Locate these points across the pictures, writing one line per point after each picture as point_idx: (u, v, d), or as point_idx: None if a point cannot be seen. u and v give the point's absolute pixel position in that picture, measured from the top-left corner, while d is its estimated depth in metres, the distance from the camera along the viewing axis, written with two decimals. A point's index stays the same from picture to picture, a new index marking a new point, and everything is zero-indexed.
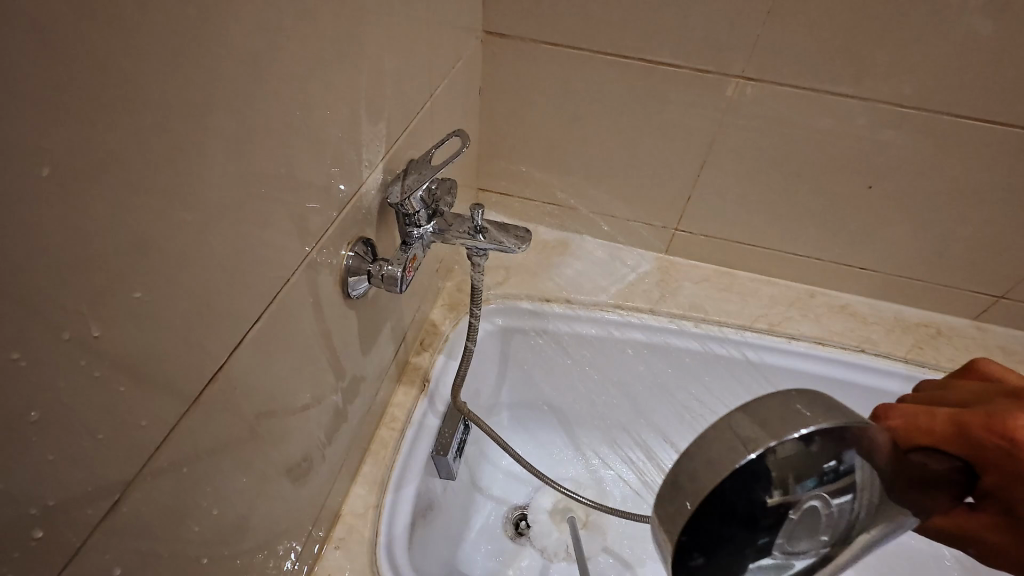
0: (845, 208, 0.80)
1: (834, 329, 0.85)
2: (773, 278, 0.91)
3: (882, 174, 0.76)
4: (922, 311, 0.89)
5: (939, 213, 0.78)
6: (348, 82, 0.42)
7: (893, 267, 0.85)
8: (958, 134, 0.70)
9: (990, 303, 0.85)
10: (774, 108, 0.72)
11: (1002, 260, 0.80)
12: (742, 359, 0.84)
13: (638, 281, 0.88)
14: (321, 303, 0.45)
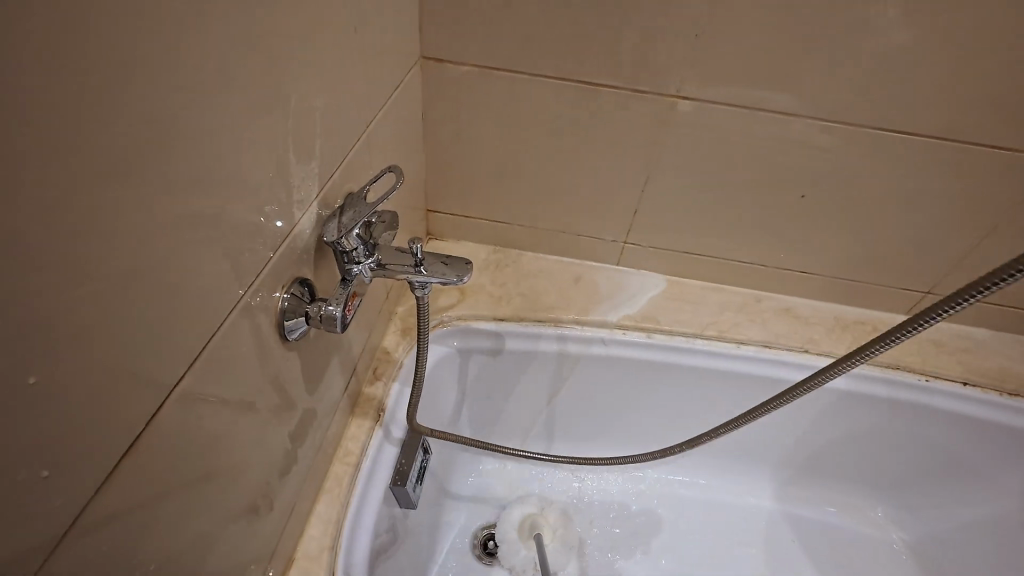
0: (782, 215, 0.84)
1: (780, 331, 0.88)
2: (720, 284, 0.94)
3: (812, 183, 0.79)
4: (859, 309, 0.93)
5: (868, 217, 0.82)
6: (275, 124, 0.41)
7: (829, 269, 0.89)
8: (880, 145, 0.73)
9: (921, 298, 0.90)
10: (708, 125, 0.75)
11: (928, 259, 0.85)
12: (694, 366, 0.86)
13: (591, 294, 0.89)
14: (259, 349, 0.44)
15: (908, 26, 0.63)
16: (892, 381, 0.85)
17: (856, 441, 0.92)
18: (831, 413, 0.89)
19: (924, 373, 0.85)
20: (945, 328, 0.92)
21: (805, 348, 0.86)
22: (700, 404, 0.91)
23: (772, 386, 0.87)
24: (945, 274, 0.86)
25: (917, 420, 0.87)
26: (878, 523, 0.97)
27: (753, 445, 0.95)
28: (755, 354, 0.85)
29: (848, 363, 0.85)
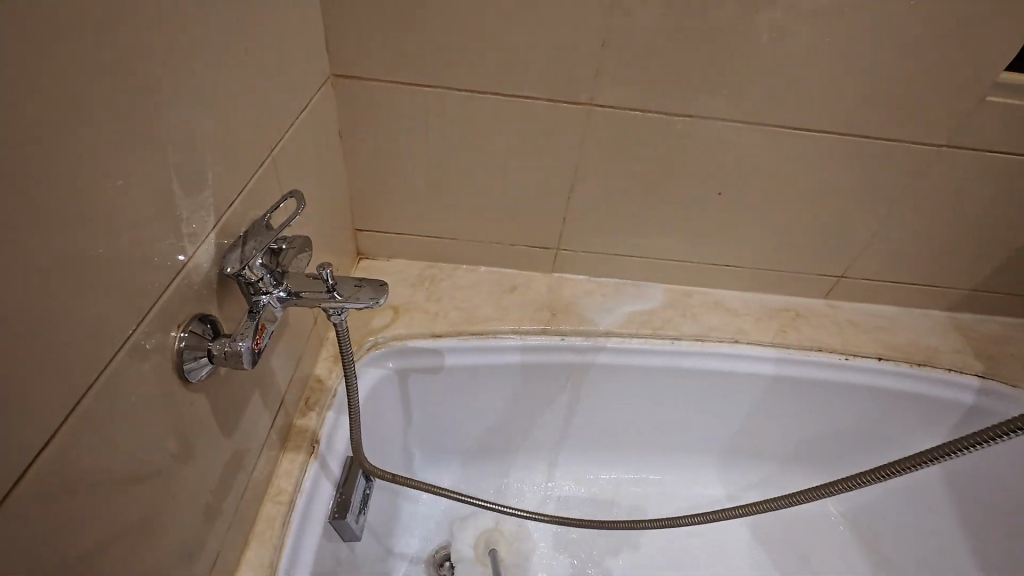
0: (703, 213, 0.87)
1: (712, 324, 0.91)
2: (652, 284, 0.96)
3: (725, 182, 0.83)
4: (783, 297, 0.98)
5: (781, 210, 0.87)
6: (163, 151, 0.38)
7: (751, 261, 0.93)
8: (784, 140, 0.78)
9: (836, 282, 0.96)
10: (623, 129, 0.77)
11: (839, 245, 0.91)
12: (633, 365, 0.88)
13: (526, 303, 0.90)
14: (161, 392, 0.40)
15: (795, 29, 0.67)
16: (818, 362, 0.90)
17: (791, 423, 0.96)
18: (766, 398, 0.93)
19: (844, 351, 0.91)
20: (858, 308, 0.98)
21: (735, 338, 0.89)
22: (644, 402, 0.93)
23: (708, 378, 0.90)
24: (853, 258, 0.93)
25: (843, 397, 0.92)
26: (817, 498, 1.02)
27: (696, 436, 0.98)
28: (689, 348, 0.88)
29: (777, 349, 0.89)
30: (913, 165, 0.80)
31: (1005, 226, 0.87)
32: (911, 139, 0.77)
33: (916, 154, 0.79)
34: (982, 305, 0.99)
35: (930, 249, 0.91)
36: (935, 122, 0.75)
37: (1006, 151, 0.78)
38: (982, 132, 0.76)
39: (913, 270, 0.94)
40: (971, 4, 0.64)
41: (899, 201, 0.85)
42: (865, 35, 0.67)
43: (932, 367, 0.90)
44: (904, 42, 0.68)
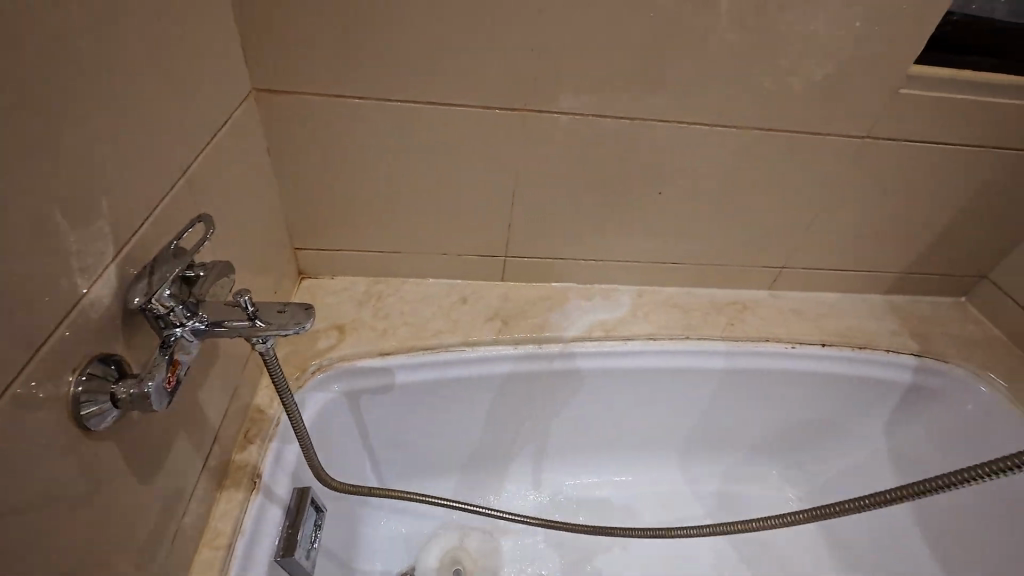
0: (646, 213, 0.88)
1: (663, 322, 0.92)
2: (602, 285, 0.97)
3: (664, 181, 0.84)
4: (729, 290, 1.00)
5: (721, 205, 0.89)
6: (50, 177, 0.35)
7: (696, 257, 0.95)
8: (717, 138, 0.80)
9: (778, 273, 0.99)
10: (560, 133, 0.77)
11: (778, 236, 0.94)
12: (587, 369, 0.88)
13: (477, 313, 0.88)
14: (60, 442, 0.36)
15: (718, 31, 0.69)
16: (768, 353, 0.92)
17: (747, 414, 0.98)
18: (721, 392, 0.94)
19: (792, 340, 0.93)
20: (801, 296, 1.01)
21: (686, 335, 0.90)
22: (602, 405, 0.93)
23: (662, 375, 0.91)
24: (793, 248, 0.96)
25: (793, 385, 0.95)
26: (776, 485, 1.04)
27: (657, 433, 0.99)
28: (641, 348, 0.88)
29: (727, 343, 0.91)
30: (839, 157, 0.84)
31: (927, 210, 0.92)
32: (835, 132, 0.80)
33: (842, 146, 0.82)
34: (914, 286, 1.03)
35: (862, 236, 0.95)
36: (856, 115, 0.78)
37: (921, 140, 0.82)
38: (900, 123, 0.80)
39: (849, 257, 0.98)
40: (878, 3, 0.68)
41: (830, 191, 0.88)
42: (784, 34, 0.70)
43: (874, 349, 0.94)
44: (821, 41, 0.71)
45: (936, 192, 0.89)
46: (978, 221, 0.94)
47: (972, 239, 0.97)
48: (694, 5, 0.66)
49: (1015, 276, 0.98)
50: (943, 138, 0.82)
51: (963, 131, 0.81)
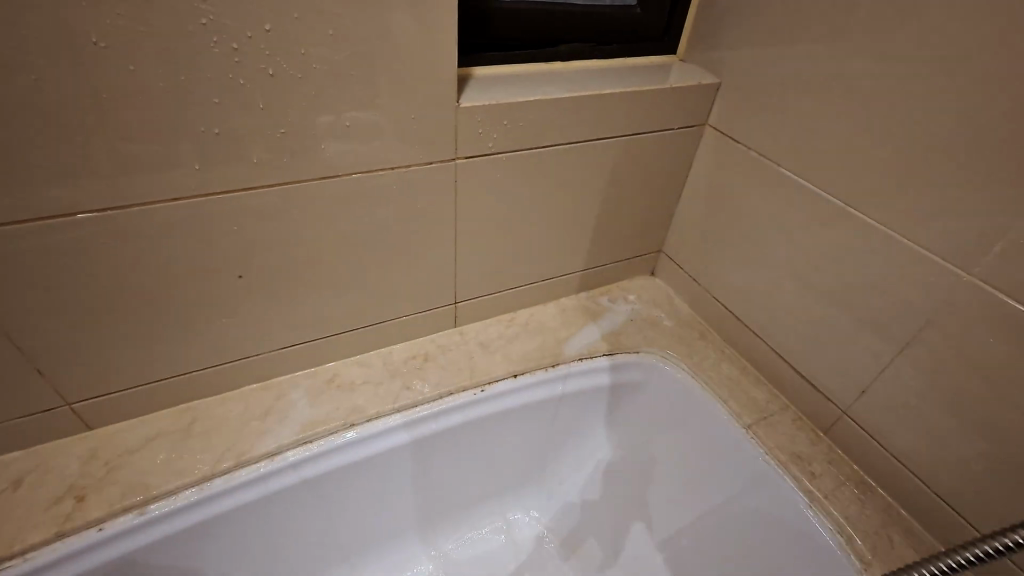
0: (245, 298, 0.70)
1: (320, 412, 0.76)
2: (245, 388, 0.79)
3: (244, 261, 0.67)
4: (409, 342, 0.88)
5: (338, 264, 0.73)
6: None
7: (348, 323, 0.80)
8: (276, 197, 0.63)
9: (455, 309, 0.88)
10: (31, 247, 0.55)
11: (432, 275, 0.82)
12: (223, 512, 0.69)
13: (32, 500, 0.63)
14: None
15: (166, 80, 0.51)
16: (454, 407, 0.81)
17: (461, 470, 0.87)
18: (416, 463, 0.82)
19: (479, 383, 0.83)
20: (491, 324, 0.93)
21: (349, 423, 0.76)
22: (277, 532, 0.76)
23: (333, 477, 0.76)
24: (456, 281, 0.85)
25: (495, 428, 0.86)
26: (523, 524, 0.96)
27: (368, 529, 0.84)
28: (289, 462, 0.71)
29: (402, 414, 0.78)
30: (445, 183, 0.73)
31: (575, 208, 0.86)
32: (420, 159, 0.69)
33: (440, 172, 0.71)
34: (601, 278, 1.00)
35: (525, 249, 0.87)
36: (432, 138, 0.67)
37: (525, 146, 0.74)
38: (486, 136, 0.71)
39: (522, 272, 0.90)
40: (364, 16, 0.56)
41: (460, 218, 0.77)
42: (270, 69, 0.55)
43: (565, 364, 0.87)
44: (327, 67, 0.57)
45: (574, 189, 0.83)
46: (627, 206, 0.91)
47: (631, 223, 0.94)
48: (101, 58, 0.48)
49: (679, 246, 0.98)
50: (545, 141, 0.75)
51: (560, 128, 0.75)
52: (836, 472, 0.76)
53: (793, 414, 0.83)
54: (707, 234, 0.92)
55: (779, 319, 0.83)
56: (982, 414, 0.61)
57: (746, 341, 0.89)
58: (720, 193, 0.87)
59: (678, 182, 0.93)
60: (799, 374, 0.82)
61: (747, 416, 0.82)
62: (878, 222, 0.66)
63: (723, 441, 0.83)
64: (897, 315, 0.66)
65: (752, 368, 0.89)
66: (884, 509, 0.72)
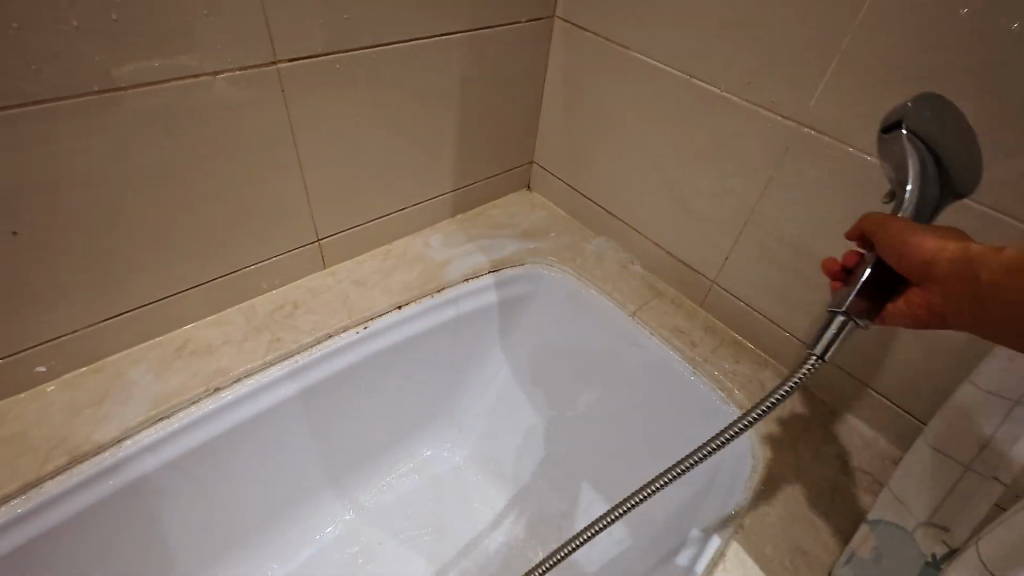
0: (34, 265, 0.56)
1: (173, 384, 0.66)
2: (69, 375, 0.65)
3: (20, 216, 0.52)
4: (273, 292, 0.78)
5: (151, 208, 0.60)
6: None
7: (190, 280, 0.69)
8: (39, 124, 0.49)
9: (320, 247, 0.80)
10: None
11: (280, 211, 0.71)
12: (69, 518, 0.58)
13: None
14: None
15: None
16: (336, 350, 0.75)
17: (357, 417, 0.82)
18: (305, 418, 0.76)
19: (360, 320, 0.77)
20: (364, 259, 0.85)
21: (212, 388, 0.66)
22: (150, 526, 0.66)
23: (206, 451, 0.67)
24: (312, 215, 0.75)
25: (388, 365, 0.81)
26: (436, 458, 0.94)
27: (264, 500, 0.77)
28: (143, 444, 0.61)
29: (275, 367, 0.70)
30: (269, 94, 0.61)
31: (432, 119, 0.79)
32: (230, 65, 0.57)
33: (259, 80, 0.60)
34: (476, 197, 0.96)
35: (385, 170, 0.79)
36: (239, 37, 0.56)
37: (358, 45, 0.65)
38: (308, 31, 0.60)
39: (388, 197, 0.83)
40: None
41: (297, 137, 0.67)
42: None
43: (448, 287, 0.83)
44: None
45: (426, 96, 0.76)
46: (490, 113, 0.86)
47: (497, 132, 0.90)
48: None
49: (549, 152, 0.97)
50: (381, 38, 0.66)
51: (397, 22, 0.66)
52: (713, 336, 0.81)
53: (672, 293, 0.87)
54: (573, 134, 0.91)
55: (648, 207, 0.85)
56: (824, 253, 0.66)
57: (622, 235, 0.91)
58: (579, 89, 0.86)
59: (536, 84, 0.90)
60: (672, 256, 0.85)
61: (630, 305, 0.84)
62: (722, 88, 0.68)
63: (612, 332, 0.84)
64: (747, 177, 0.70)
65: (631, 260, 0.92)
66: (755, 361, 0.78)
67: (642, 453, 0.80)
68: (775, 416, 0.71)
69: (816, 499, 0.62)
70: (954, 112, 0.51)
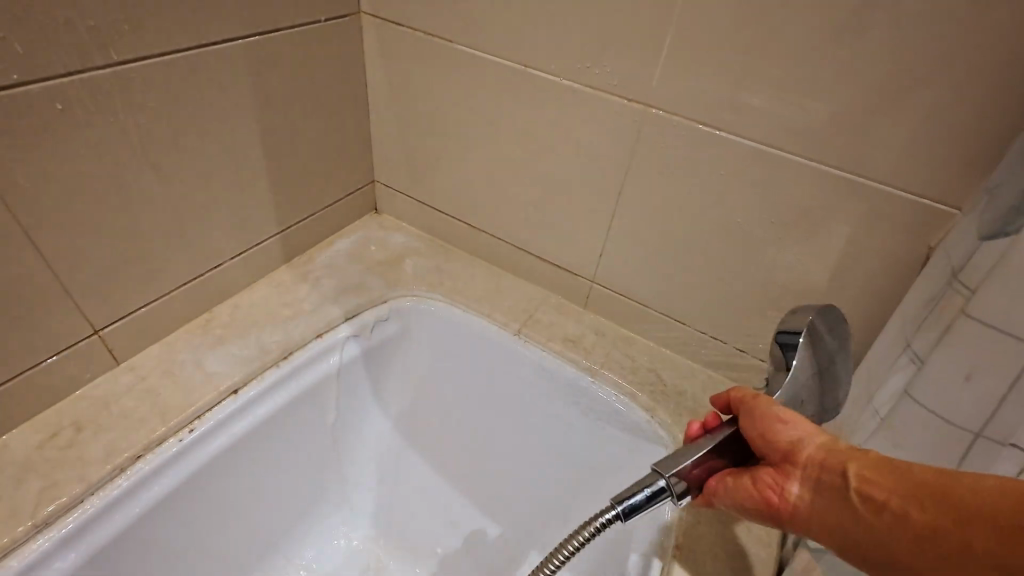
0: None
1: None
2: None
3: None
4: (41, 416, 0.57)
5: None
6: None
7: None
8: None
9: (101, 338, 0.59)
10: None
11: (17, 308, 0.51)
12: None
13: None
14: None
15: None
16: (153, 474, 0.56)
17: (205, 546, 0.64)
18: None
19: (179, 426, 0.59)
20: (175, 341, 0.66)
21: None
22: None
23: None
24: (74, 301, 0.55)
25: (235, 467, 0.64)
26: (327, 554, 0.79)
27: None
28: None
29: (58, 527, 0.50)
30: None
31: (228, 150, 0.63)
32: None
33: None
34: (315, 233, 0.81)
35: (176, 224, 0.61)
36: None
37: (83, 66, 0.47)
38: None
39: (189, 256, 0.64)
40: None
41: (11, 203, 0.47)
42: None
43: (295, 354, 0.68)
44: None
45: (211, 122, 0.60)
46: (306, 134, 0.72)
47: (322, 155, 0.76)
48: None
49: (390, 169, 0.84)
50: (118, 53, 0.49)
51: (136, 30, 0.50)
52: (604, 338, 0.76)
53: (554, 301, 0.80)
54: (412, 144, 0.80)
55: (510, 214, 0.77)
56: (694, 236, 0.63)
57: (490, 248, 0.82)
58: (407, 92, 0.75)
59: (357, 92, 0.77)
60: (545, 261, 0.78)
61: (513, 323, 0.76)
62: (559, 76, 0.62)
63: (497, 359, 0.76)
64: (604, 168, 0.65)
65: (505, 273, 0.83)
66: (649, 355, 0.74)
67: (554, 482, 0.74)
68: (680, 412, 0.67)
69: None
70: (786, 76, 0.50)
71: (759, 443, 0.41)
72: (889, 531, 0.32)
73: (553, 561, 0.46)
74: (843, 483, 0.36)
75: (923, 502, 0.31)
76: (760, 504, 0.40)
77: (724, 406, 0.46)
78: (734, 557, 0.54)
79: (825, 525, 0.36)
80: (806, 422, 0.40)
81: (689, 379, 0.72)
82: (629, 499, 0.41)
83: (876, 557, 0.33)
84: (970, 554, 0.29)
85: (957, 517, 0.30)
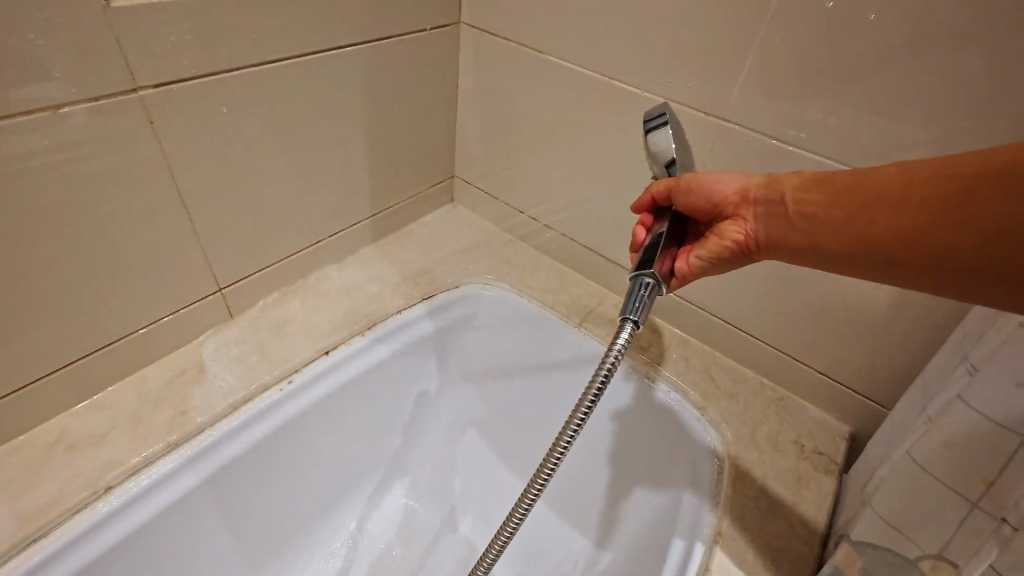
0: None
1: (51, 490, 0.53)
2: None
3: None
4: (171, 355, 0.67)
5: None
6: None
7: (60, 358, 0.56)
8: None
9: (223, 295, 0.69)
10: None
11: (166, 263, 0.61)
12: None
13: None
14: None
15: None
16: (260, 413, 0.65)
17: (293, 480, 0.73)
18: (234, 494, 0.66)
19: (281, 376, 0.67)
20: (277, 302, 0.75)
21: (104, 486, 0.55)
22: None
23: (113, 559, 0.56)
24: (207, 261, 0.65)
25: (321, 417, 0.73)
26: (392, 505, 0.87)
27: None
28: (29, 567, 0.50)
29: (189, 446, 0.60)
30: (133, 128, 0.51)
31: (338, 141, 0.71)
32: (79, 95, 0.47)
33: (118, 112, 0.50)
34: (398, 220, 0.89)
35: (291, 202, 0.70)
36: (81, 62, 0.46)
37: (242, 63, 0.56)
38: (174, 48, 0.50)
39: (297, 231, 0.73)
40: None
41: (176, 174, 0.57)
42: None
43: (379, 325, 0.76)
44: None
45: (328, 115, 0.68)
46: (402, 129, 0.80)
47: (412, 149, 0.84)
48: None
49: (471, 166, 0.91)
50: (268, 52, 0.58)
51: (284, 34, 0.58)
52: (661, 337, 0.79)
53: (614, 299, 0.85)
54: (494, 143, 0.86)
55: (579, 213, 0.82)
56: None
57: (557, 245, 0.88)
58: (495, 96, 0.81)
59: (448, 94, 0.84)
60: (609, 260, 0.83)
61: (574, 316, 0.81)
62: (640, 88, 0.66)
63: (557, 346, 0.81)
64: None
65: (569, 269, 0.89)
66: (703, 356, 0.77)
67: (598, 465, 0.79)
68: (730, 413, 0.70)
69: (781, 491, 0.62)
70: (865, 99, 0.53)
71: (709, 207, 0.51)
72: (824, 233, 0.43)
73: (579, 414, 0.52)
74: (781, 210, 0.46)
75: (847, 204, 0.41)
76: (726, 253, 0.50)
77: (651, 200, 0.55)
78: (773, 548, 0.57)
79: (778, 245, 0.47)
80: (734, 175, 0.51)
81: (741, 383, 0.74)
82: (641, 305, 0.50)
83: (814, 256, 0.44)
84: (882, 227, 0.39)
85: (864, 205, 0.40)
